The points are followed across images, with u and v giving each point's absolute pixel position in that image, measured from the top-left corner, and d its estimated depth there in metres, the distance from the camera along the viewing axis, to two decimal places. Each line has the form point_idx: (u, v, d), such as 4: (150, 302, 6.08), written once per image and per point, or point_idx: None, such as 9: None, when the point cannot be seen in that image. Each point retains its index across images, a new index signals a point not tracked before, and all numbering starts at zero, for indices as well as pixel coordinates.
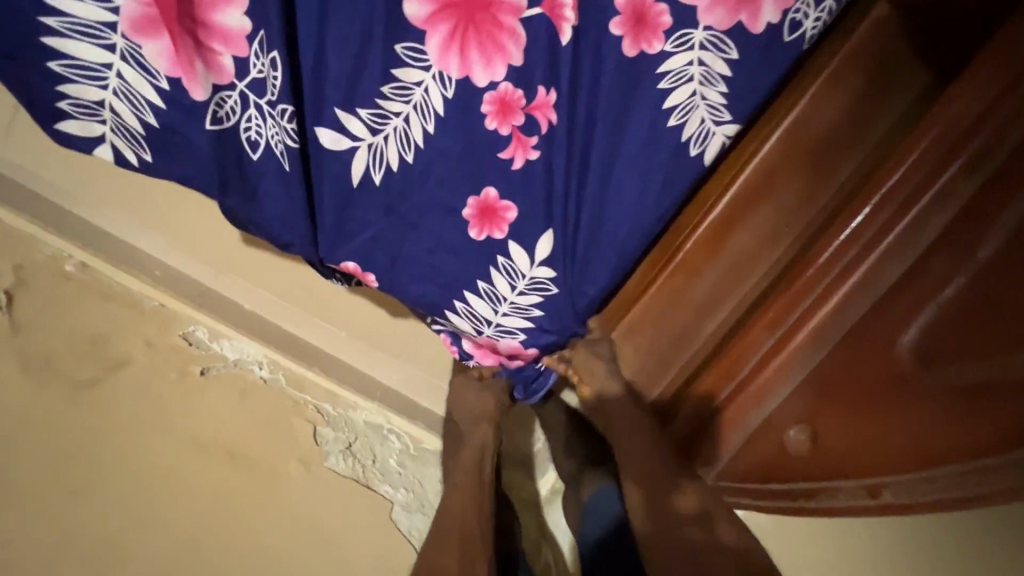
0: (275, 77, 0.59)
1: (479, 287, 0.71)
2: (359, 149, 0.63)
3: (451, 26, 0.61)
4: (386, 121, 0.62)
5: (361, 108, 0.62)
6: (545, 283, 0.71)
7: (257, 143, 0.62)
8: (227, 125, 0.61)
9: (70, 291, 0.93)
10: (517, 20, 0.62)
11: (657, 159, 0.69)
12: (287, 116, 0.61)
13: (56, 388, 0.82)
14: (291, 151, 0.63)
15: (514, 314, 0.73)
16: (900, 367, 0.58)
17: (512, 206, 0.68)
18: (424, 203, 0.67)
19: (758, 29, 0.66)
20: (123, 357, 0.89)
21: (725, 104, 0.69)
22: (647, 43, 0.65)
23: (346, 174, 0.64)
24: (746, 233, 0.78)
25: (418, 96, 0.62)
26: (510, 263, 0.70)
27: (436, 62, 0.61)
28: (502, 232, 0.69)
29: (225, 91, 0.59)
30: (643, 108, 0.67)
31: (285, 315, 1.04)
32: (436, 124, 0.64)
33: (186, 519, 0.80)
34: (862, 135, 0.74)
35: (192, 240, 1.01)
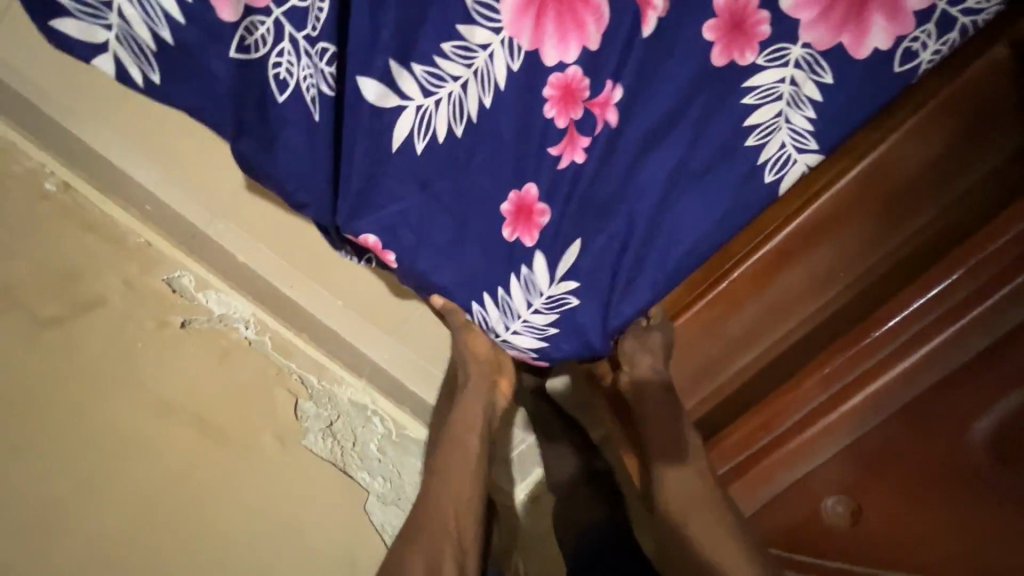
0: (320, 9, 0.51)
1: (496, 295, 0.64)
2: (406, 110, 0.54)
3: None
4: (442, 83, 0.54)
5: (417, 65, 0.53)
6: (564, 299, 0.63)
7: (286, 83, 0.53)
8: (254, 57, 0.52)
9: (48, 211, 0.82)
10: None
11: (729, 179, 0.61)
12: (325, 57, 0.52)
13: (16, 322, 0.71)
14: (323, 98, 0.54)
15: (526, 332, 0.65)
16: (967, 456, 0.53)
17: (547, 211, 0.61)
18: (466, 187, 0.59)
19: (863, 54, 0.58)
20: (95, 296, 0.79)
21: (812, 130, 0.61)
22: (739, 53, 0.57)
23: (387, 137, 0.55)
24: (797, 271, 0.71)
25: (480, 62, 0.54)
26: (529, 276, 0.63)
27: (509, 27, 0.54)
28: (532, 239, 0.62)
29: (258, 16, 0.51)
30: (722, 121, 0.59)
31: (282, 275, 0.96)
32: (494, 98, 0.56)
33: (149, 486, 0.72)
34: (946, 185, 0.65)
35: (191, 175, 0.92)
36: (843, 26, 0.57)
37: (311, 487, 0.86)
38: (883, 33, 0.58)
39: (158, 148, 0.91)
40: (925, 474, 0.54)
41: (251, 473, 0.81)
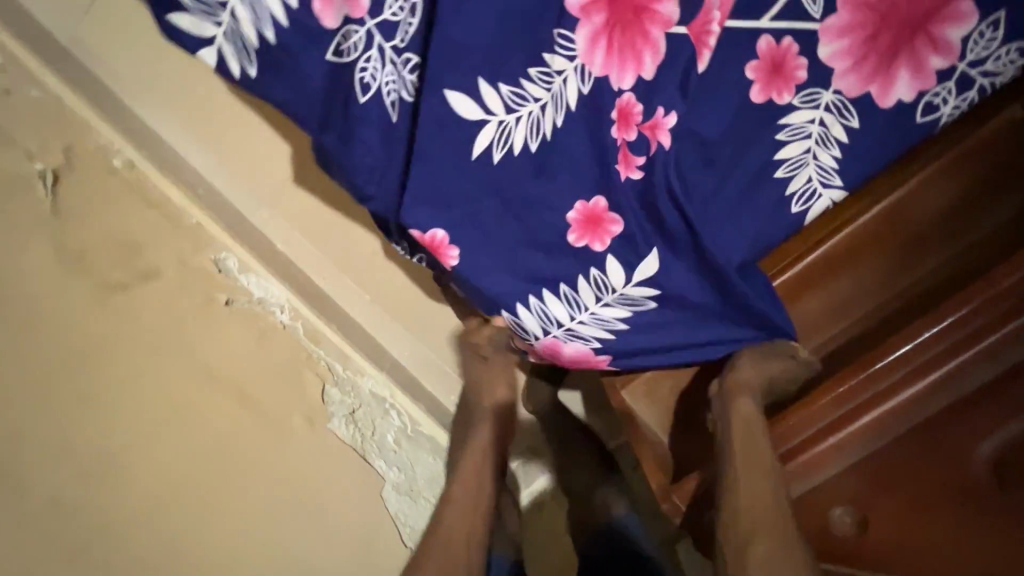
0: (410, 23, 0.58)
1: (561, 290, 0.69)
2: (489, 124, 0.60)
3: (603, 19, 0.59)
4: (524, 103, 0.60)
5: (503, 85, 0.59)
6: (637, 299, 0.69)
7: (368, 86, 0.59)
8: (346, 60, 0.59)
9: (114, 186, 0.86)
10: (662, 33, 0.59)
11: (758, 206, 0.67)
12: (408, 66, 0.59)
13: (85, 285, 0.76)
14: (401, 102, 0.60)
15: (593, 324, 0.70)
16: (968, 477, 0.56)
17: (619, 220, 0.66)
18: (531, 195, 0.64)
19: (887, 104, 0.64)
20: (152, 268, 0.83)
21: (837, 168, 0.66)
22: (778, 93, 0.63)
23: (468, 146, 0.60)
24: (817, 298, 0.75)
25: (557, 87, 0.60)
26: (602, 277, 0.68)
27: (582, 55, 0.60)
28: (603, 245, 0.67)
29: (353, 25, 0.57)
30: (755, 153, 0.65)
31: (313, 262, 1.00)
32: (565, 118, 0.62)
33: (193, 451, 0.77)
34: (958, 230, 0.70)
35: (246, 164, 0.97)
36: (872, 76, 0.63)
37: (333, 469, 0.89)
38: (908, 86, 0.63)
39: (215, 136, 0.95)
40: (929, 492, 0.58)
41: (281, 448, 0.85)
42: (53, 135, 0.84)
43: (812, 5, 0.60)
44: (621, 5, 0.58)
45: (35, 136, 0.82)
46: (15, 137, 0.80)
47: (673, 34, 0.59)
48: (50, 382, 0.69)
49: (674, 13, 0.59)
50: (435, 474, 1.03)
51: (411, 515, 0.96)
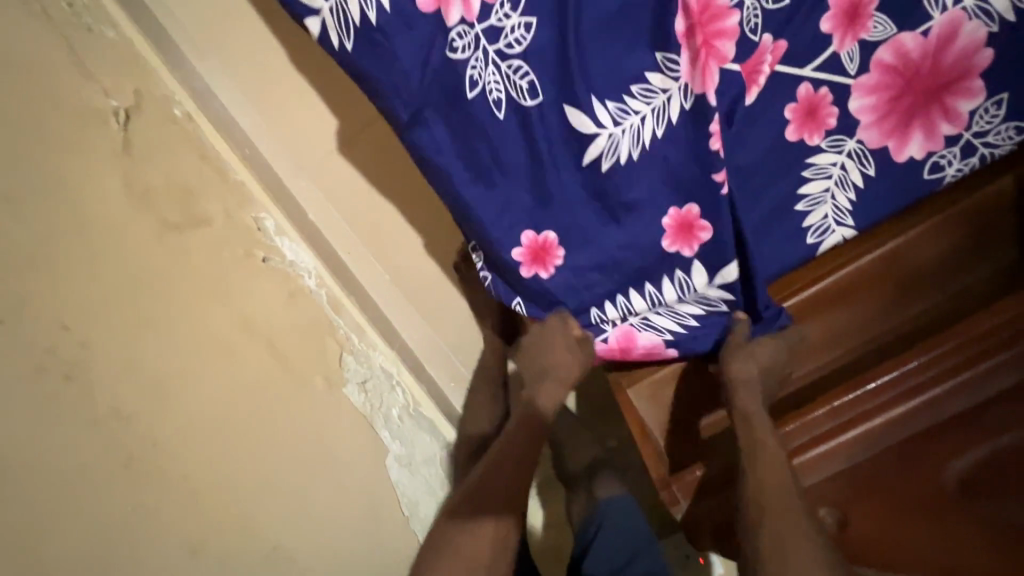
0: (525, 36, 0.68)
1: (646, 288, 0.78)
2: (600, 136, 0.70)
3: (696, 44, 0.66)
4: (627, 116, 0.70)
5: (609, 101, 0.69)
6: (711, 300, 0.78)
7: (476, 83, 0.70)
8: (458, 56, 0.69)
9: (174, 132, 0.91)
10: (719, 67, 0.67)
11: (778, 233, 0.76)
12: (514, 71, 0.69)
13: (148, 220, 0.77)
14: (507, 101, 0.70)
15: (667, 315, 0.79)
16: (940, 490, 0.63)
17: (707, 228, 0.73)
18: (566, 191, 0.74)
19: (900, 158, 0.72)
20: (204, 216, 0.86)
21: (851, 209, 0.74)
22: (808, 135, 0.71)
23: (581, 153, 0.72)
24: (814, 326, 0.80)
25: (659, 102, 0.69)
26: (685, 278, 0.77)
27: (684, 74, 0.67)
28: (691, 251, 0.75)
29: (466, 27, 0.68)
30: (780, 187, 0.74)
31: (341, 234, 1.08)
32: (666, 130, 0.70)
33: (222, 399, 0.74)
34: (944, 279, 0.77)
35: (293, 134, 1.04)
36: (891, 132, 0.71)
37: (349, 433, 0.91)
38: (919, 146, 0.72)
39: (268, 103, 1.02)
40: (898, 503, 0.64)
41: (305, 408, 0.85)
42: (124, 77, 0.87)
43: (849, 62, 0.68)
44: (707, 36, 0.66)
45: (111, 75, 0.85)
46: (91, 71, 0.82)
47: (727, 70, 0.67)
48: (99, 307, 0.67)
49: (731, 51, 0.67)
50: (431, 457, 1.06)
51: (410, 488, 0.98)
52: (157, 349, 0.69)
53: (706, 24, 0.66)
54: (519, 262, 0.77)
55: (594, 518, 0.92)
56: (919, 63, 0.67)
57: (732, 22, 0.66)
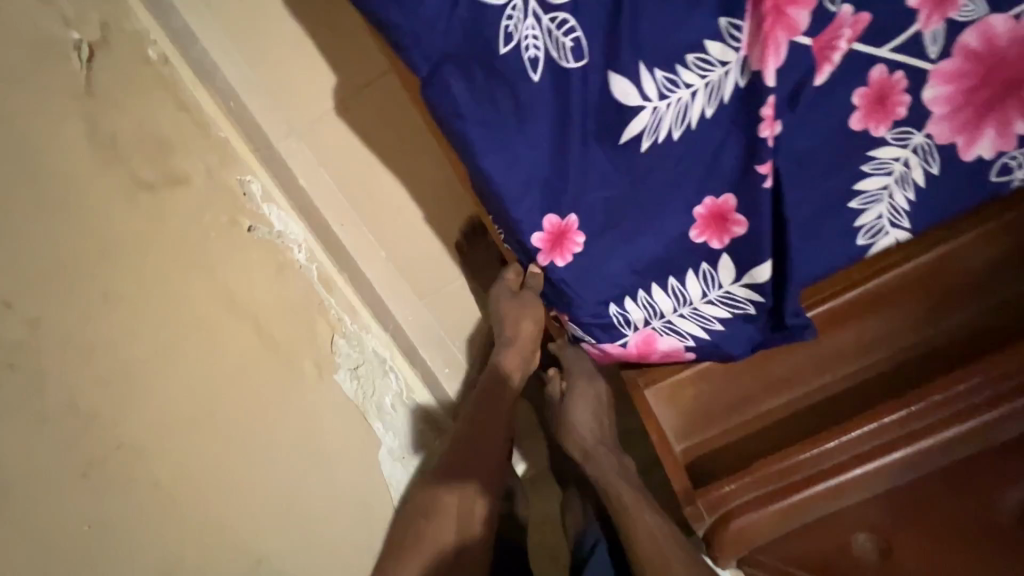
0: None
1: (669, 284, 0.72)
2: (644, 110, 0.62)
3: (766, 11, 0.58)
4: (675, 89, 0.62)
5: (658, 70, 0.61)
6: (738, 301, 0.72)
7: (511, 37, 0.60)
8: (495, 2, 0.59)
9: (147, 75, 0.79)
10: (788, 39, 0.59)
11: (828, 231, 0.69)
12: (558, 25, 0.60)
13: (119, 176, 0.64)
14: (545, 61, 0.61)
15: (690, 319, 0.74)
16: (994, 519, 0.59)
17: (742, 222, 0.67)
18: (601, 171, 0.66)
19: (967, 158, 0.66)
20: (183, 176, 0.75)
21: (908, 210, 0.68)
22: (874, 125, 0.64)
23: (621, 128, 0.64)
24: (848, 331, 0.78)
25: (714, 77, 0.61)
26: (710, 271, 0.71)
27: (744, 46, 0.60)
28: (720, 243, 0.69)
29: None
30: (837, 180, 0.67)
31: (335, 203, 1.03)
32: (715, 109, 0.63)
33: (209, 382, 0.63)
34: (992, 286, 0.73)
35: (289, 90, 0.97)
36: (962, 127, 0.65)
37: (342, 425, 0.83)
38: (990, 144, 0.65)
39: (259, 54, 0.95)
40: (938, 534, 0.61)
41: (296, 397, 0.76)
42: (90, 7, 0.74)
43: (931, 45, 0.60)
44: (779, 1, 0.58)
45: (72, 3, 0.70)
46: None
47: (797, 43, 0.59)
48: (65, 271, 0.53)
49: (804, 22, 0.59)
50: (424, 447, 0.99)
51: (404, 482, 0.91)
52: (127, 327, 0.56)
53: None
54: (538, 249, 0.68)
55: (593, 530, 0.87)
56: (1005, 49, 0.60)
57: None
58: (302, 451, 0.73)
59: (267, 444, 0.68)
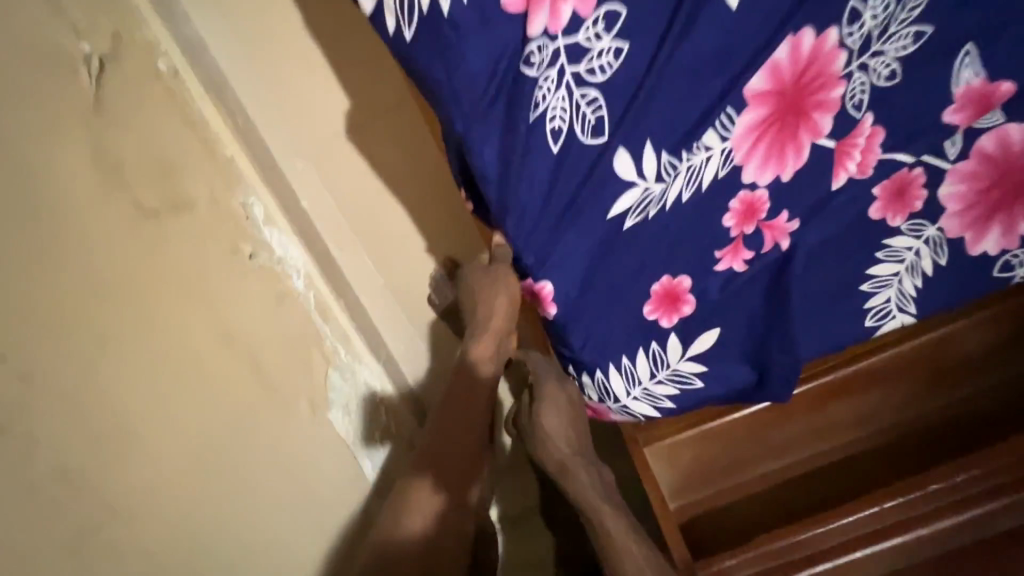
0: (612, 64, 0.57)
1: (622, 364, 0.69)
2: (634, 187, 0.61)
3: (766, 114, 0.58)
4: (665, 171, 0.61)
5: (663, 153, 0.60)
6: (686, 377, 0.71)
7: (538, 105, 0.57)
8: (530, 71, 0.56)
9: (155, 92, 0.75)
10: (810, 140, 0.60)
11: (839, 313, 0.70)
12: (587, 102, 0.58)
13: (122, 205, 0.61)
14: (568, 134, 0.59)
15: (642, 400, 0.72)
16: None
17: (693, 304, 0.68)
18: (620, 241, 0.63)
19: (974, 252, 0.68)
20: (187, 200, 0.71)
21: (915, 297, 0.70)
22: (892, 215, 0.65)
23: (609, 202, 0.61)
24: (848, 403, 0.79)
25: (698, 161, 0.60)
26: (660, 351, 0.70)
27: (735, 139, 0.60)
28: (669, 322, 0.69)
29: (547, 39, 0.55)
30: (853, 264, 0.68)
31: (336, 227, 1.00)
32: (693, 194, 0.62)
33: (202, 430, 0.60)
34: (978, 371, 0.78)
35: (300, 111, 0.95)
36: (970, 225, 0.67)
37: (333, 466, 0.80)
38: (996, 241, 0.68)
39: (273, 74, 0.93)
40: None
41: (289, 439, 0.73)
42: (102, 15, 0.70)
43: (951, 145, 0.62)
44: (789, 105, 0.58)
45: (85, 13, 0.66)
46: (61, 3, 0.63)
47: (820, 144, 0.61)
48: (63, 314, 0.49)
49: (828, 127, 0.60)
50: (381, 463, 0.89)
51: None
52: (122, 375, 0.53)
53: (807, 95, 0.58)
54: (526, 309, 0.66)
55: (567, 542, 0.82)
56: (1020, 156, 0.62)
57: (836, 93, 0.58)
58: (291, 499, 0.69)
59: (252, 497, 0.64)
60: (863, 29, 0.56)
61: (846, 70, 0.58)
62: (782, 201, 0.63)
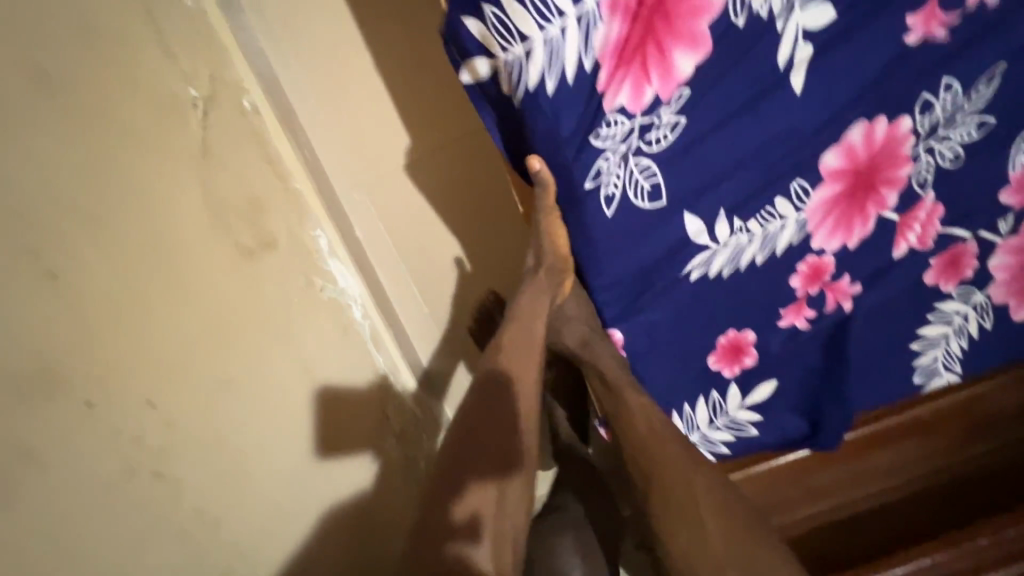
0: (668, 135, 0.59)
1: (683, 411, 0.73)
2: (707, 250, 0.64)
3: (839, 189, 0.63)
4: (740, 236, 0.64)
5: (735, 218, 0.64)
6: (742, 424, 0.75)
7: (599, 174, 0.58)
8: (594, 143, 0.57)
9: (247, 132, 0.78)
10: (877, 213, 0.65)
11: (889, 370, 0.74)
12: (641, 170, 0.59)
13: (226, 248, 0.64)
14: (620, 199, 0.60)
15: (700, 445, 0.75)
16: None
17: (754, 356, 0.72)
18: (695, 299, 0.67)
19: (1015, 317, 0.73)
20: (269, 236, 0.74)
21: (960, 356, 0.75)
22: (944, 281, 0.70)
23: (686, 262, 0.65)
24: (890, 452, 0.81)
25: (772, 229, 0.65)
26: (720, 400, 0.74)
27: (809, 210, 0.64)
28: (731, 372, 0.72)
29: (620, 116, 0.56)
30: (905, 325, 0.72)
31: (383, 255, 1.04)
32: (765, 258, 0.66)
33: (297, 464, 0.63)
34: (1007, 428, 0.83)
35: (364, 145, 0.98)
36: (1014, 292, 0.72)
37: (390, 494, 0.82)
38: None
39: (340, 109, 0.96)
40: None
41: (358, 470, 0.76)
42: (202, 60, 0.72)
43: (1002, 222, 0.67)
44: (860, 183, 0.63)
45: (191, 58, 0.69)
46: (175, 53, 0.67)
47: (885, 217, 0.65)
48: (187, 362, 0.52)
49: (893, 201, 0.64)
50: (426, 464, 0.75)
51: None
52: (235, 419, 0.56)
53: (877, 174, 0.62)
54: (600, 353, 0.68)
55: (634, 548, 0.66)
56: None
57: (903, 172, 0.63)
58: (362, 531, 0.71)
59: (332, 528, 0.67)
60: (931, 116, 0.61)
61: (914, 152, 0.62)
62: (846, 266, 0.67)
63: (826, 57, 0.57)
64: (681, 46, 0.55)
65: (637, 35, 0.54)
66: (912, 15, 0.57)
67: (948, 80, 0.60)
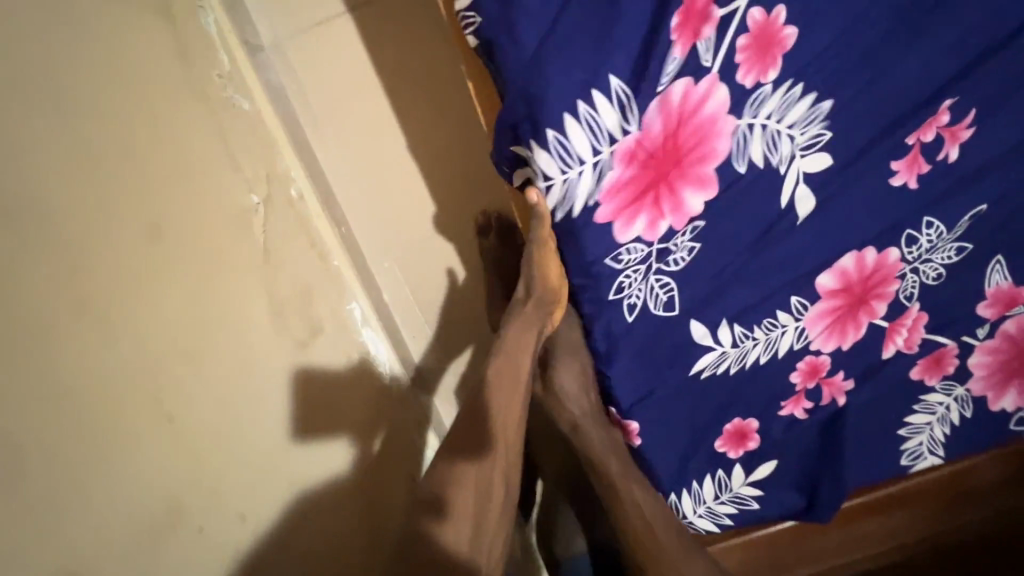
0: (685, 257, 0.66)
1: (691, 487, 0.80)
2: (714, 350, 0.72)
3: (835, 305, 0.71)
4: (747, 338, 0.72)
5: (737, 324, 0.71)
6: (745, 498, 0.82)
7: (622, 290, 0.65)
8: (618, 265, 0.64)
9: (295, 222, 0.83)
10: (868, 320, 0.72)
11: (878, 452, 0.81)
12: (661, 286, 0.67)
13: (287, 343, 0.71)
14: (641, 308, 0.67)
15: (705, 516, 0.82)
16: None
17: (757, 440, 0.79)
18: (703, 390, 0.74)
19: (994, 407, 0.81)
20: (318, 324, 0.80)
21: (943, 441, 0.82)
22: (928, 376, 0.77)
23: (694, 361, 0.72)
24: (880, 521, 0.89)
25: (774, 334, 0.72)
26: (725, 477, 0.81)
27: (808, 320, 0.71)
28: (736, 453, 0.79)
29: (640, 243, 0.63)
30: (893, 413, 0.79)
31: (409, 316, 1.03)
32: (768, 357, 0.74)
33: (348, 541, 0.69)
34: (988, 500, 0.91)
35: None
36: (993, 386, 0.79)
37: None
38: (1013, 399, 0.80)
39: None
40: None
41: None
42: (258, 161, 0.78)
43: (981, 328, 0.75)
44: (853, 299, 0.71)
45: (251, 162, 0.76)
46: (237, 161, 0.73)
47: (875, 324, 0.73)
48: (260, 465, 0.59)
49: (882, 311, 0.72)
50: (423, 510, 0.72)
51: None
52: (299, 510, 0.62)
53: (868, 291, 0.70)
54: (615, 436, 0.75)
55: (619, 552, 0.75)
56: None
57: (891, 289, 0.71)
58: None
59: None
60: (918, 246, 0.69)
61: (901, 271, 0.70)
62: (840, 364, 0.75)
63: (827, 194, 0.65)
64: (690, 188, 0.61)
65: (651, 180, 0.60)
66: (896, 161, 0.65)
67: (928, 220, 0.68)
